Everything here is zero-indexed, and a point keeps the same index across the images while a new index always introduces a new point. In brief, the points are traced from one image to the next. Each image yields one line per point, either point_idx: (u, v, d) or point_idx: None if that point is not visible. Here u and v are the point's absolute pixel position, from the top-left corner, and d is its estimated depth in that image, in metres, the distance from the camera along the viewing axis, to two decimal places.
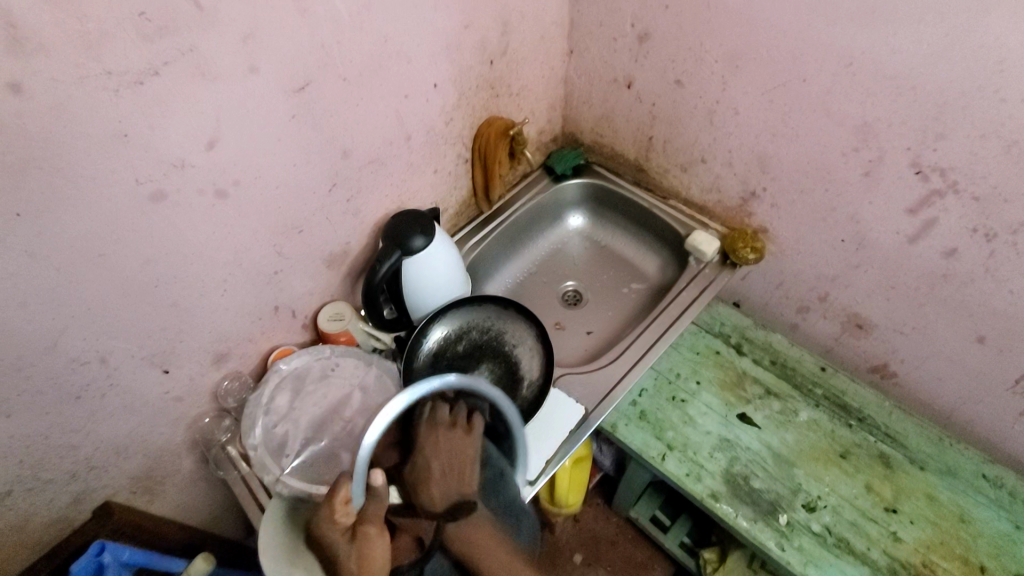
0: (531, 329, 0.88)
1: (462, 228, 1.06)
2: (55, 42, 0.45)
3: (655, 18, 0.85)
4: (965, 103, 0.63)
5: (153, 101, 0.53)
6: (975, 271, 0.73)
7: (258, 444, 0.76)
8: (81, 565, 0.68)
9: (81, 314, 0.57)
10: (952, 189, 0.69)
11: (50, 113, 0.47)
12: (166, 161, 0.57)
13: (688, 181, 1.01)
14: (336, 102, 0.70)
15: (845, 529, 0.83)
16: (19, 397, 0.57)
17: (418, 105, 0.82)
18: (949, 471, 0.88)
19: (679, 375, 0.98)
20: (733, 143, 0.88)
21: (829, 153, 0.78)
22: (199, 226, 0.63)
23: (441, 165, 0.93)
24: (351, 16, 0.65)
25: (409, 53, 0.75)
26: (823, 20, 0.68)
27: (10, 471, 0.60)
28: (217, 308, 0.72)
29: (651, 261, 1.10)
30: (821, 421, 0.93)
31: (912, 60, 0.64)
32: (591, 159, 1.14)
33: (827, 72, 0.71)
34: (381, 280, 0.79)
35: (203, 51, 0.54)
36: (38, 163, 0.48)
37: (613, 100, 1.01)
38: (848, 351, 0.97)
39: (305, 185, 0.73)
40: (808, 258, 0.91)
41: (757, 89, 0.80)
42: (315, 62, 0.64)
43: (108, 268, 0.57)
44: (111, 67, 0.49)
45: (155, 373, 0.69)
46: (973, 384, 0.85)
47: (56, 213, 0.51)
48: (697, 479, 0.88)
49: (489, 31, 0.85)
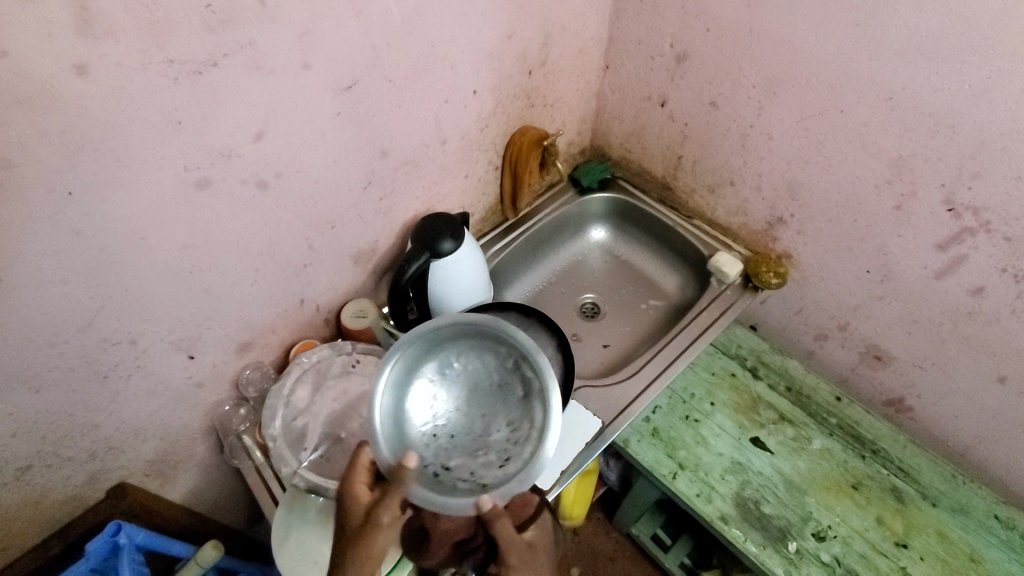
0: (552, 339, 0.88)
1: (486, 233, 1.07)
2: (124, 28, 0.46)
3: (695, 39, 0.86)
4: (1003, 143, 0.63)
5: (208, 91, 0.54)
6: (1001, 310, 0.73)
7: (278, 435, 0.77)
8: (96, 545, 0.69)
9: (117, 294, 0.58)
10: (984, 228, 0.70)
11: (111, 96, 0.48)
12: (215, 150, 0.57)
13: (714, 203, 1.01)
14: (379, 102, 0.71)
15: (854, 561, 0.82)
16: (49, 372, 0.57)
17: (455, 110, 0.82)
18: (961, 509, 0.87)
19: (693, 395, 0.98)
20: (764, 168, 0.89)
21: (861, 184, 0.78)
22: (238, 215, 0.64)
23: (472, 170, 0.94)
24: (402, 21, 0.66)
25: (453, 58, 0.76)
26: (865, 53, 0.69)
27: (34, 446, 0.61)
28: (247, 297, 0.72)
29: (671, 280, 1.10)
30: (834, 451, 0.92)
31: (952, 99, 0.65)
32: (617, 174, 1.15)
33: (866, 104, 0.72)
34: (407, 280, 0.79)
35: (260, 45, 0.55)
36: (95, 145, 0.49)
37: (645, 117, 1.02)
38: (864, 383, 0.97)
39: (342, 181, 0.73)
40: (831, 286, 0.91)
41: (792, 116, 0.81)
42: (364, 63, 0.66)
43: (148, 251, 0.58)
44: (174, 56, 0.50)
45: (181, 358, 0.70)
46: (991, 424, 0.84)
47: (105, 193, 0.52)
48: (707, 501, 0.88)
49: (531, 42, 0.86)
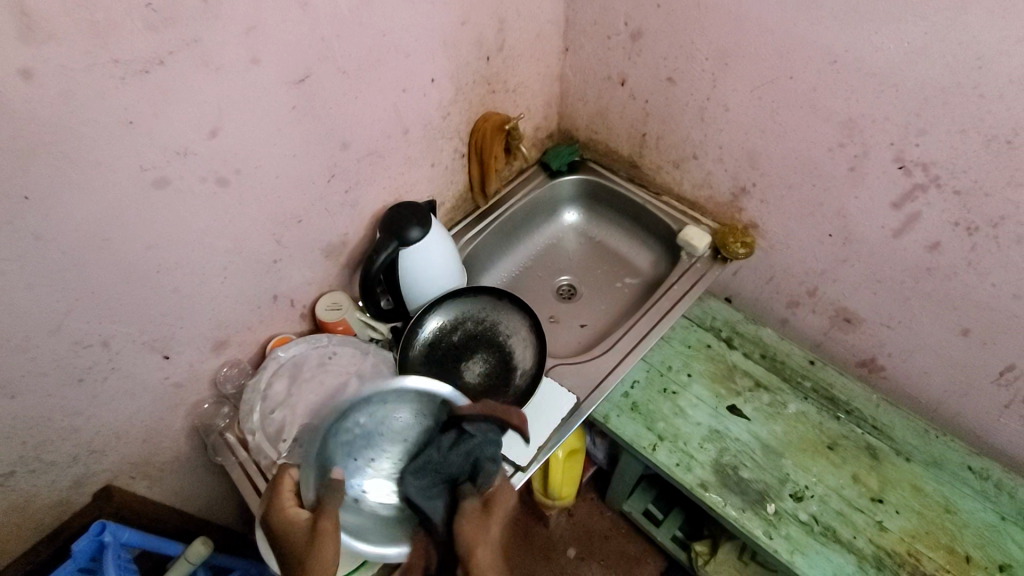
0: (525, 319, 0.90)
1: (459, 222, 1.08)
2: (66, 30, 0.47)
3: (648, 16, 0.87)
4: (944, 98, 0.65)
5: (158, 90, 0.55)
6: (958, 264, 0.75)
7: (257, 428, 0.79)
8: (82, 545, 0.70)
9: (85, 297, 0.59)
10: (934, 183, 0.71)
11: (58, 99, 0.49)
12: (170, 149, 0.58)
13: (680, 178, 1.03)
14: (335, 94, 0.72)
15: (832, 518, 0.84)
16: (23, 377, 0.58)
17: (414, 99, 0.83)
18: (935, 462, 0.89)
19: (670, 368, 1.00)
20: (724, 140, 0.90)
21: (816, 149, 0.80)
22: (201, 214, 0.65)
23: (438, 159, 0.95)
24: (350, 11, 0.67)
25: (406, 47, 0.77)
26: (809, 18, 0.70)
27: (14, 452, 0.62)
28: (218, 295, 0.73)
29: (644, 257, 1.12)
30: (809, 414, 0.94)
31: (893, 57, 0.66)
32: (585, 156, 1.16)
33: (813, 69, 0.73)
34: (377, 270, 0.81)
35: (206, 42, 0.56)
36: (46, 148, 0.50)
37: (607, 97, 1.03)
38: (837, 345, 0.99)
39: (304, 175, 0.74)
40: (797, 252, 0.93)
41: (746, 86, 0.82)
42: (315, 55, 0.66)
43: (112, 253, 0.59)
44: (119, 55, 0.50)
45: (156, 359, 0.71)
46: (958, 377, 0.86)
47: (63, 196, 0.53)
48: (687, 470, 0.89)
49: (486, 28, 0.87)
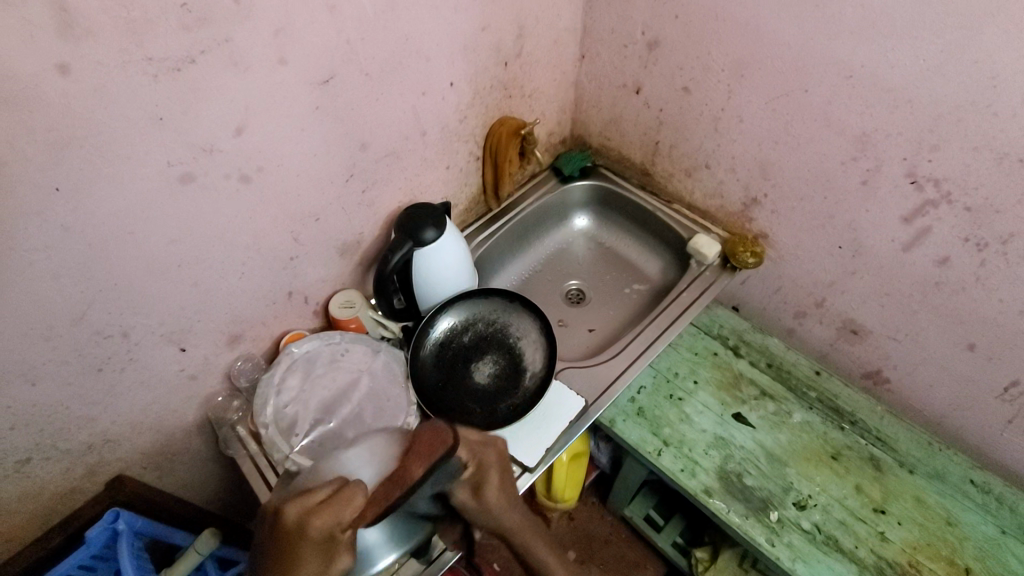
0: (535, 322, 0.91)
1: (471, 224, 1.09)
2: (103, 28, 0.48)
3: (665, 26, 0.88)
4: (959, 115, 0.66)
5: (188, 87, 0.56)
6: (966, 279, 0.76)
7: (269, 423, 0.79)
8: (97, 532, 0.72)
9: (107, 287, 0.60)
10: (945, 199, 0.72)
11: (92, 94, 0.50)
12: (196, 146, 0.59)
13: (692, 186, 1.04)
14: (357, 95, 0.73)
15: (834, 528, 0.85)
16: (44, 365, 0.59)
17: (433, 102, 0.84)
18: (938, 475, 0.90)
19: (677, 374, 1.00)
20: (737, 150, 0.91)
21: (829, 162, 0.81)
22: (222, 210, 0.66)
23: (453, 162, 0.97)
24: (376, 15, 0.68)
25: (428, 51, 0.78)
26: (826, 33, 0.71)
27: (33, 438, 0.63)
28: (235, 290, 0.74)
29: (653, 264, 1.13)
30: (813, 423, 0.95)
31: (908, 74, 0.67)
32: (597, 162, 1.17)
33: (829, 83, 0.75)
34: (391, 269, 0.82)
35: (236, 42, 0.57)
36: (79, 141, 0.51)
37: (621, 105, 1.04)
38: (842, 357, 1.00)
39: (324, 174, 0.76)
40: (806, 263, 0.94)
41: (761, 98, 0.83)
42: (339, 57, 0.68)
43: (136, 247, 0.60)
44: (152, 53, 0.52)
45: (172, 351, 0.72)
46: (963, 391, 0.87)
47: (92, 189, 0.54)
48: (691, 475, 0.90)
49: (505, 34, 0.88)
